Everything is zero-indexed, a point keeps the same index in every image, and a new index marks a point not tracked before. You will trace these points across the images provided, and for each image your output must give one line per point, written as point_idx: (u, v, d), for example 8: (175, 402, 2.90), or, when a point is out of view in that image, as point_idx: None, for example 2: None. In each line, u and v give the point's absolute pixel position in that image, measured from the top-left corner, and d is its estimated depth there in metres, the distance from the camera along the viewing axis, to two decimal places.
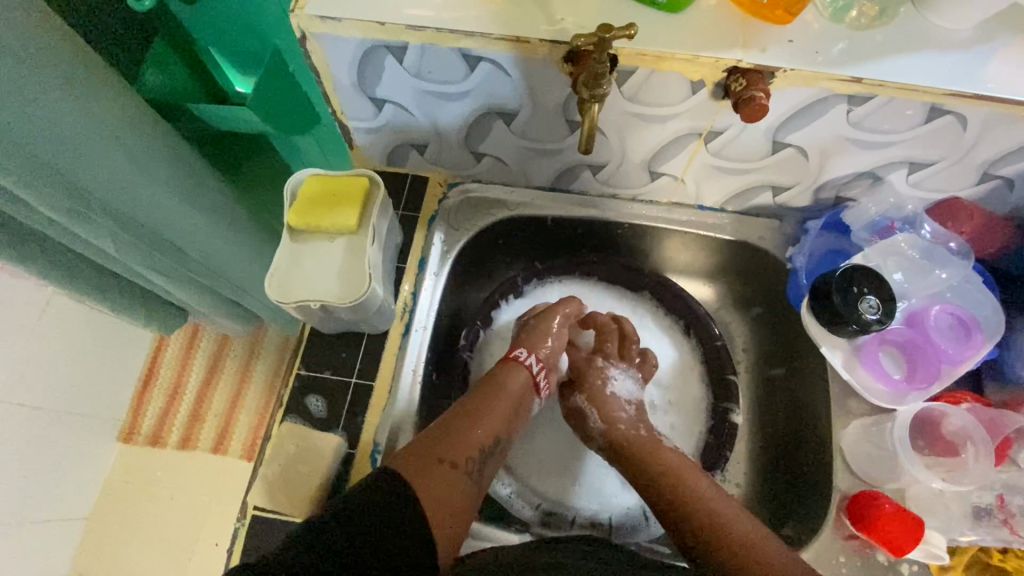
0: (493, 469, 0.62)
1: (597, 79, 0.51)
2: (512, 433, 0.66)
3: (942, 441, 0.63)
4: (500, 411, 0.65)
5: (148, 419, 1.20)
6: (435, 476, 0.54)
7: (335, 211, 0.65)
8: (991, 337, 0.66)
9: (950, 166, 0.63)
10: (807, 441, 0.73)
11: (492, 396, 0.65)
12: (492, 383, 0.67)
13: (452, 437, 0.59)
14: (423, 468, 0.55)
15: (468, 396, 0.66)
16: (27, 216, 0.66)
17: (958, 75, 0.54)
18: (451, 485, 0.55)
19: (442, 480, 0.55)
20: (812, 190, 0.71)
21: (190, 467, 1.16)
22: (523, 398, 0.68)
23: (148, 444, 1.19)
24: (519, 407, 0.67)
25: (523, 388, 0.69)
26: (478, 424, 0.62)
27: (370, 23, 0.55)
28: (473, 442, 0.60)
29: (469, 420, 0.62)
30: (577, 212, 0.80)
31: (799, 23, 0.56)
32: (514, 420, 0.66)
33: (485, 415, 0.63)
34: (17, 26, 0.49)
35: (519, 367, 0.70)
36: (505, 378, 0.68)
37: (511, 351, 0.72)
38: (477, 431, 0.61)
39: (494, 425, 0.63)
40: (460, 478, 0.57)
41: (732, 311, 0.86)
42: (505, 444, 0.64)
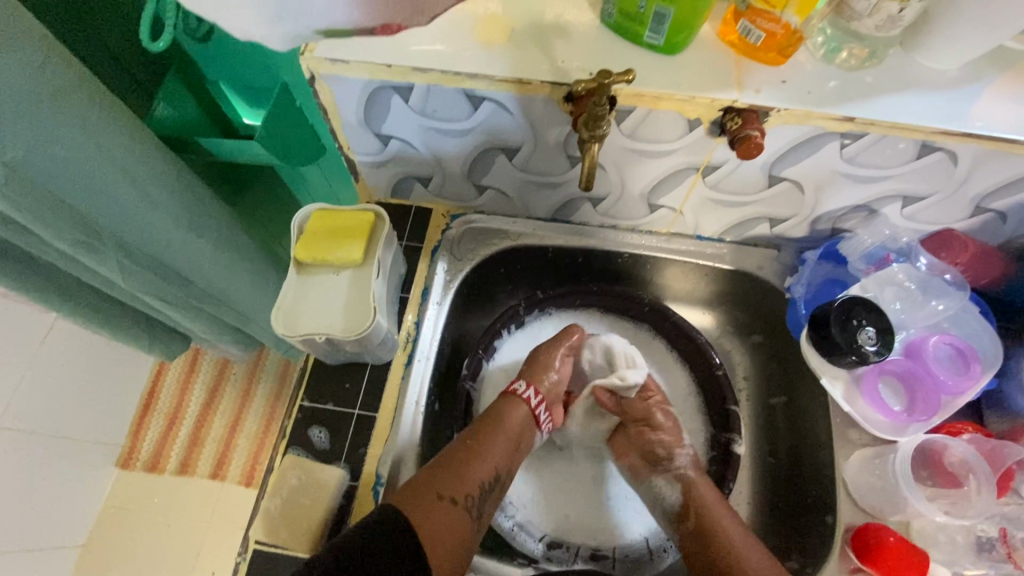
0: (494, 503, 0.63)
1: (595, 120, 0.52)
2: (511, 468, 0.66)
3: (946, 473, 0.63)
4: (499, 446, 0.65)
5: (148, 444, 1.21)
6: (431, 512, 0.55)
7: (343, 245, 0.65)
8: (989, 368, 0.66)
9: (942, 199, 0.64)
10: (811, 472, 0.72)
11: (490, 431, 0.66)
12: (493, 417, 0.68)
13: (451, 471, 0.60)
14: (422, 505, 0.55)
15: (468, 431, 0.66)
16: (35, 248, 0.67)
17: (948, 114, 0.56)
18: (450, 522, 0.56)
19: (441, 515, 0.56)
20: (808, 222, 0.72)
21: (187, 494, 1.16)
22: (522, 435, 0.68)
23: (145, 469, 1.19)
24: (521, 440, 0.68)
25: (523, 423, 0.69)
26: (479, 460, 0.62)
27: (377, 65, 0.57)
28: (473, 478, 0.60)
29: (471, 455, 0.62)
30: (577, 242, 0.81)
31: (792, 64, 0.58)
32: (514, 455, 0.66)
33: (485, 448, 0.63)
34: (35, 68, 0.50)
35: (520, 403, 0.70)
36: (504, 413, 0.69)
37: (512, 384, 0.72)
38: (477, 466, 0.61)
39: (495, 460, 0.63)
40: (459, 513, 0.57)
41: (732, 338, 0.87)
42: (506, 478, 0.65)
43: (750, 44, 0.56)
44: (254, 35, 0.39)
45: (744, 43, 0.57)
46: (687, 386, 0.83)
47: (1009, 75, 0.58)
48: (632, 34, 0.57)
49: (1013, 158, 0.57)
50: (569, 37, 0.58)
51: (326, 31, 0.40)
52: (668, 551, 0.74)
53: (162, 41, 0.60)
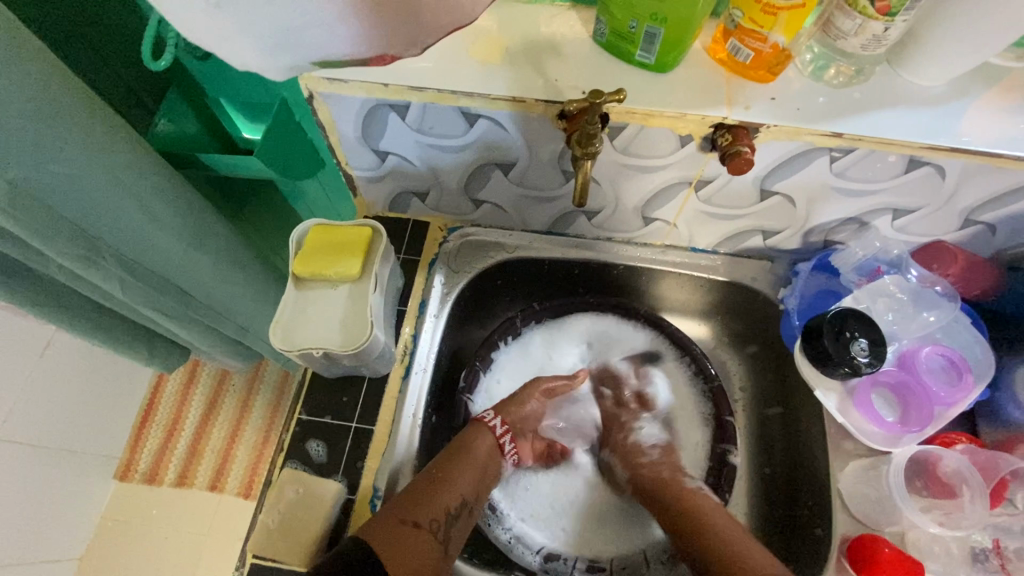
0: (463, 528, 0.63)
1: (588, 138, 0.54)
2: (479, 492, 0.66)
3: (939, 483, 0.63)
4: (466, 470, 0.65)
5: (145, 456, 1.23)
6: (395, 536, 0.56)
7: (339, 261, 0.66)
8: (982, 377, 0.67)
9: (932, 212, 0.65)
10: (808, 483, 0.72)
11: (457, 456, 0.67)
12: (460, 444, 0.69)
13: (416, 496, 0.60)
14: (386, 531, 0.56)
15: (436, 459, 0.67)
16: (36, 261, 0.68)
17: (934, 129, 0.57)
18: (416, 546, 0.56)
19: (406, 540, 0.56)
20: (800, 234, 0.73)
21: (186, 507, 1.20)
22: (489, 461, 0.69)
23: (144, 481, 1.22)
24: (488, 467, 0.69)
25: (489, 451, 0.69)
26: (445, 484, 0.63)
27: (375, 84, 0.58)
28: (438, 502, 0.61)
29: (436, 480, 0.63)
30: (573, 254, 0.82)
31: (781, 81, 0.59)
32: (482, 480, 0.67)
33: (451, 473, 0.64)
34: (37, 90, 0.51)
35: (484, 428, 0.71)
36: (471, 439, 0.69)
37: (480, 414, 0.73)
38: (442, 491, 0.62)
39: (462, 484, 0.64)
40: (424, 537, 0.58)
41: (728, 349, 0.88)
42: (475, 504, 0.65)
43: (739, 62, 0.58)
44: (251, 64, 0.39)
45: (733, 61, 0.58)
46: (683, 397, 0.84)
47: (995, 90, 0.59)
48: (624, 53, 0.58)
49: (999, 171, 0.58)
50: (562, 56, 0.60)
51: (322, 60, 0.40)
52: (665, 563, 0.74)
53: (162, 61, 0.62)
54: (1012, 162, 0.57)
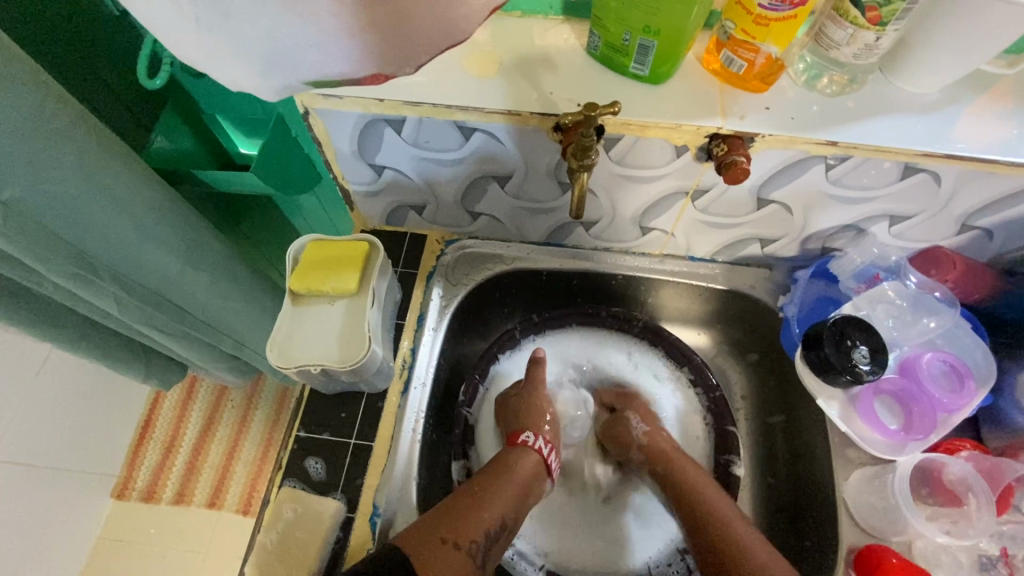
0: (500, 555, 0.60)
1: (584, 150, 0.53)
2: (519, 518, 0.64)
3: (945, 491, 0.63)
4: (504, 492, 0.63)
5: (144, 473, 1.25)
6: (435, 554, 0.53)
7: (336, 275, 0.65)
8: (983, 384, 0.66)
9: (929, 218, 0.65)
10: (811, 492, 0.72)
11: (500, 478, 0.65)
12: (502, 464, 0.68)
13: (456, 517, 0.58)
14: (425, 547, 0.54)
15: (478, 475, 0.66)
16: (31, 281, 0.68)
17: (928, 136, 0.57)
18: (456, 569, 0.54)
19: (443, 560, 0.54)
20: (798, 241, 0.73)
21: (185, 524, 1.20)
22: (532, 482, 0.68)
23: (141, 499, 1.23)
24: (530, 488, 0.68)
25: (533, 471, 0.69)
26: (487, 503, 0.61)
27: (370, 100, 0.58)
28: (479, 523, 0.58)
29: (474, 499, 0.61)
30: (570, 265, 0.82)
31: (774, 90, 0.59)
32: (521, 504, 0.65)
33: (491, 495, 0.62)
34: (32, 111, 0.51)
35: (529, 452, 0.70)
36: (515, 460, 0.68)
37: (519, 433, 0.72)
38: (483, 510, 0.60)
39: (501, 507, 0.62)
40: (463, 559, 0.55)
41: (729, 357, 0.87)
42: (512, 529, 0.63)
43: (733, 73, 0.58)
44: (243, 84, 0.39)
45: (727, 71, 0.58)
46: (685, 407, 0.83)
47: (989, 97, 0.59)
48: (617, 65, 0.59)
49: (994, 177, 0.58)
50: (556, 69, 0.60)
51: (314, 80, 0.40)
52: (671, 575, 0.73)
53: (158, 79, 0.63)
54: (1007, 168, 0.57)
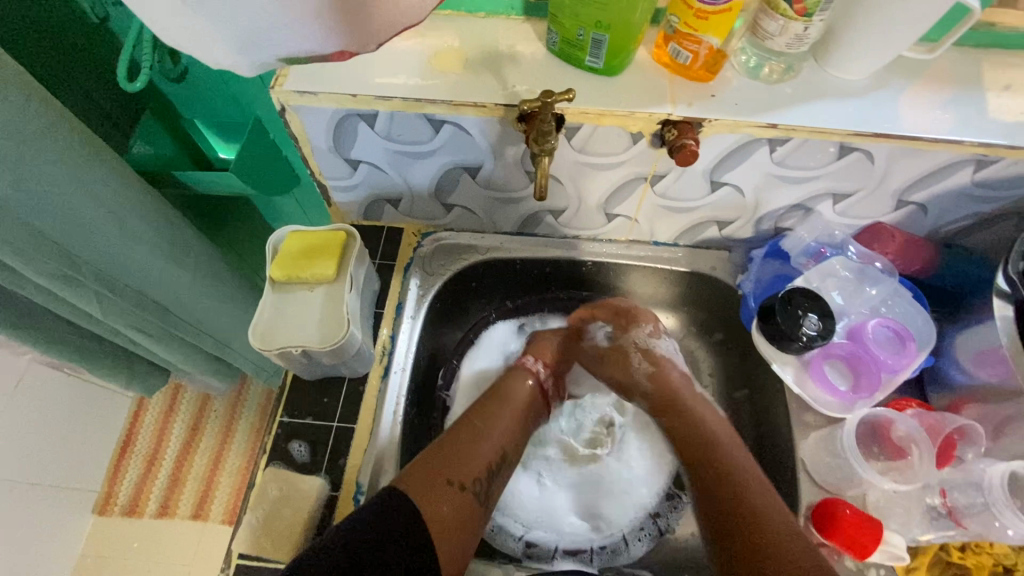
0: (500, 484, 0.66)
1: (543, 135, 0.58)
2: (518, 444, 0.70)
3: (894, 446, 0.67)
4: (500, 427, 0.68)
5: (126, 487, 1.25)
6: (441, 498, 0.58)
7: (315, 263, 0.67)
8: (923, 346, 0.72)
9: (868, 195, 0.71)
10: (774, 458, 0.76)
11: (498, 407, 0.70)
12: (499, 393, 0.73)
13: (456, 457, 0.62)
14: (431, 489, 0.58)
15: (476, 407, 0.71)
16: (15, 283, 0.69)
17: (859, 119, 0.62)
18: (460, 506, 0.59)
19: (449, 499, 0.58)
20: (753, 222, 0.78)
21: (170, 536, 1.21)
22: (529, 406, 0.74)
23: (124, 514, 1.23)
24: (528, 412, 0.73)
25: (529, 395, 0.74)
26: (485, 437, 0.66)
27: (344, 96, 0.62)
28: (478, 462, 0.63)
29: (474, 435, 0.66)
30: (542, 253, 0.85)
31: (719, 80, 0.64)
32: (519, 432, 0.71)
33: (487, 433, 0.67)
34: (17, 109, 0.54)
35: (526, 378, 0.76)
36: (510, 390, 0.73)
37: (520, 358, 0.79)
38: (482, 446, 0.65)
39: (501, 439, 0.67)
40: (467, 497, 0.60)
41: (696, 338, 0.92)
42: (513, 456, 0.69)
43: (681, 64, 0.63)
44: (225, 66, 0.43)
45: (675, 64, 0.63)
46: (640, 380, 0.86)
47: (912, 82, 0.65)
48: (574, 59, 0.63)
49: (921, 154, 0.64)
50: (518, 63, 0.64)
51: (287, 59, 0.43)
52: (643, 539, 0.75)
53: (138, 83, 0.66)
54: (931, 144, 0.62)
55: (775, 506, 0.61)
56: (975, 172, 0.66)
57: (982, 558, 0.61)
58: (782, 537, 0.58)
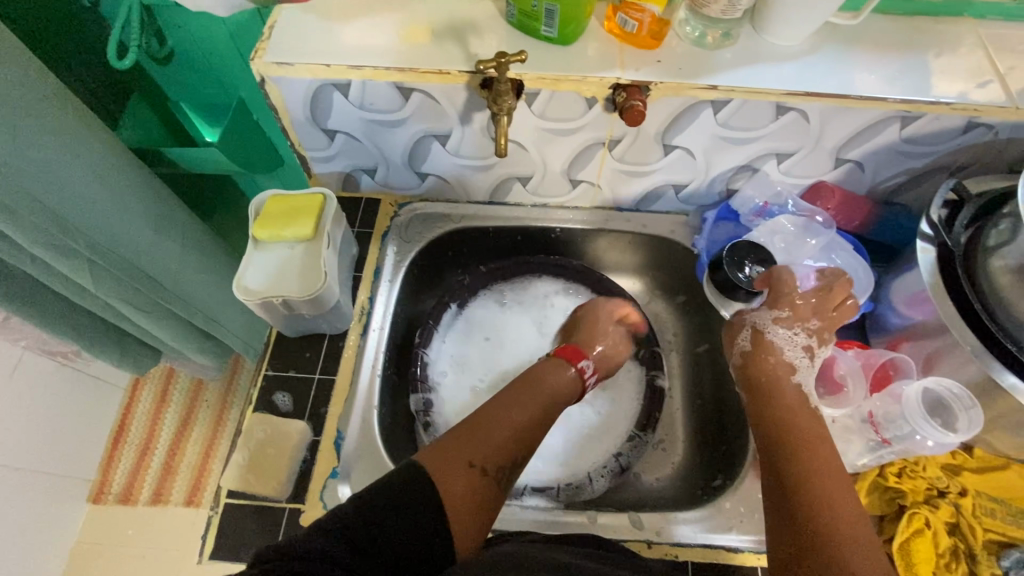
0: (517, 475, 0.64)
1: (500, 96, 0.64)
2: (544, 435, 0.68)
3: (833, 381, 0.73)
4: (526, 416, 0.66)
5: (119, 476, 1.29)
6: (463, 478, 0.56)
7: (295, 222, 0.72)
8: (863, 292, 0.78)
9: (808, 154, 0.77)
10: (729, 403, 0.81)
11: (530, 396, 0.69)
12: (531, 377, 0.72)
13: (481, 439, 0.61)
14: (452, 469, 0.56)
15: (506, 392, 0.69)
16: (12, 255, 0.73)
17: (792, 80, 0.68)
18: (479, 488, 0.57)
19: (469, 481, 0.57)
20: (706, 184, 0.84)
21: (161, 521, 1.21)
22: (559, 399, 0.72)
23: (117, 501, 1.26)
24: (558, 403, 0.71)
25: (563, 390, 0.73)
26: (511, 425, 0.64)
27: (318, 66, 0.67)
28: (503, 448, 0.62)
29: (500, 423, 0.64)
30: (512, 220, 0.91)
31: (665, 47, 0.70)
32: (546, 424, 0.68)
33: (514, 419, 0.65)
34: (15, 78, 0.59)
35: (563, 371, 0.74)
36: (542, 379, 0.72)
37: (579, 358, 0.77)
38: (508, 434, 0.63)
39: (528, 428, 0.65)
40: (488, 482, 0.58)
41: (661, 300, 0.97)
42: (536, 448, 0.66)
43: (629, 33, 0.68)
44: None
45: (624, 33, 0.69)
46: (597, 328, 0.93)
47: (841, 47, 0.71)
48: (531, 29, 0.69)
49: (850, 112, 0.70)
50: (479, 34, 0.70)
51: None
52: (605, 476, 0.78)
53: (126, 59, 0.70)
54: (858, 102, 0.68)
55: (822, 441, 0.61)
56: (902, 129, 0.71)
57: (916, 483, 0.67)
58: (823, 469, 0.58)
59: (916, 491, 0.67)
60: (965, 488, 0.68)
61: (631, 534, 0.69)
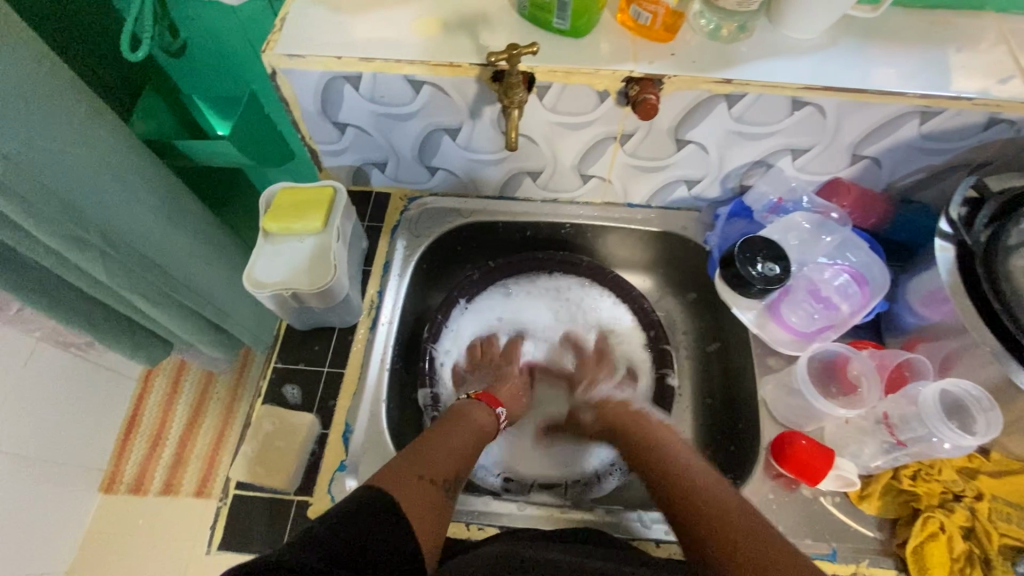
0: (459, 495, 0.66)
1: (511, 88, 0.64)
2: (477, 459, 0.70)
3: (846, 381, 0.72)
4: (462, 441, 0.69)
5: (131, 466, 1.30)
6: (416, 489, 0.58)
7: (305, 215, 0.72)
8: (879, 290, 0.76)
9: (824, 150, 0.75)
10: (740, 402, 0.81)
11: (461, 421, 0.72)
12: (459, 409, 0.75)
13: (426, 456, 0.64)
14: (403, 482, 0.59)
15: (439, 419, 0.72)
16: (25, 245, 0.74)
17: (809, 74, 0.67)
18: (430, 499, 0.59)
19: (421, 491, 0.59)
20: (719, 180, 0.83)
21: (168, 511, 1.23)
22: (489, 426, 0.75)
23: (129, 491, 1.28)
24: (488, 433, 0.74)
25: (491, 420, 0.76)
26: (451, 444, 0.67)
27: (329, 58, 0.67)
28: (446, 462, 0.64)
29: (441, 442, 0.67)
30: (522, 215, 0.90)
31: (679, 41, 0.69)
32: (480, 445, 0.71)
33: (450, 440, 0.68)
34: (30, 69, 0.59)
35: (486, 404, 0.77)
36: (468, 407, 0.75)
37: (496, 402, 0.78)
38: (450, 452, 0.66)
39: (464, 448, 0.68)
40: (439, 493, 0.61)
41: (672, 297, 0.96)
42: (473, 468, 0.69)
43: (643, 26, 0.68)
44: None
45: (637, 25, 0.68)
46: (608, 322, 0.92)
47: (859, 40, 0.69)
48: (544, 22, 0.68)
49: (869, 106, 0.68)
50: (491, 27, 0.69)
51: None
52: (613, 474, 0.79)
53: (140, 52, 0.70)
54: (877, 97, 0.67)
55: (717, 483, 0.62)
56: (921, 125, 0.70)
57: (931, 486, 0.66)
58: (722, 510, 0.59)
59: (931, 493, 0.66)
60: (981, 492, 0.66)
61: (642, 534, 0.68)
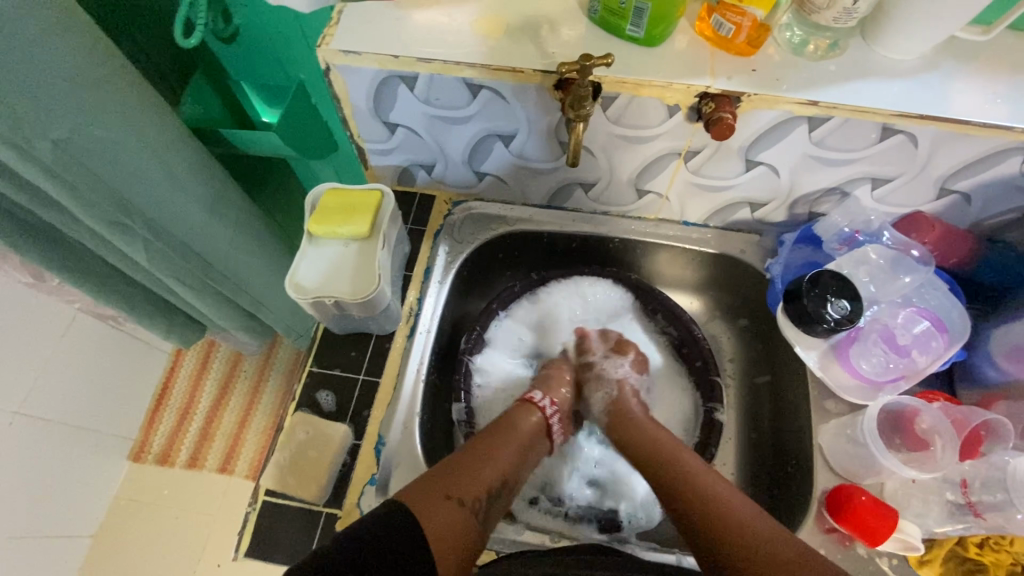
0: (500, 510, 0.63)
1: (580, 100, 0.59)
2: (519, 473, 0.67)
3: (915, 437, 0.67)
4: (504, 455, 0.66)
5: (159, 439, 1.32)
6: (441, 508, 0.55)
7: (351, 220, 0.70)
8: (957, 339, 0.71)
9: (910, 181, 0.69)
10: (790, 444, 0.76)
11: (503, 433, 0.69)
12: (505, 422, 0.71)
13: (460, 473, 0.60)
14: (428, 499, 0.56)
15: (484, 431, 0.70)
16: (70, 227, 0.73)
17: (905, 100, 0.61)
18: (455, 520, 0.56)
19: (446, 511, 0.56)
20: (786, 205, 0.77)
21: (195, 486, 1.26)
22: (535, 437, 0.72)
23: (156, 463, 1.30)
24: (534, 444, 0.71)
25: (535, 429, 0.72)
26: (489, 461, 0.64)
27: (385, 56, 0.63)
28: (479, 481, 0.61)
29: (478, 458, 0.63)
30: (571, 227, 0.86)
31: (762, 56, 0.63)
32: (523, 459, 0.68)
33: (482, 457, 0.64)
34: (84, 56, 0.57)
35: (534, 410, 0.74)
36: (515, 419, 0.72)
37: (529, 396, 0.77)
38: (487, 469, 0.63)
39: (504, 462, 0.65)
40: (467, 515, 0.57)
41: (720, 321, 0.92)
42: (514, 485, 0.65)
43: (723, 37, 0.62)
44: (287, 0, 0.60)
45: (718, 36, 0.63)
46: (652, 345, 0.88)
47: (964, 64, 0.63)
48: (615, 27, 0.63)
49: (969, 139, 0.62)
50: (557, 30, 0.65)
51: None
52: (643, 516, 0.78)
53: (194, 39, 0.68)
54: (982, 130, 0.60)
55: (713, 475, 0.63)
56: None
57: (999, 556, 0.60)
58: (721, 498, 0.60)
59: (999, 565, 0.61)
60: None
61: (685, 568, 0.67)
